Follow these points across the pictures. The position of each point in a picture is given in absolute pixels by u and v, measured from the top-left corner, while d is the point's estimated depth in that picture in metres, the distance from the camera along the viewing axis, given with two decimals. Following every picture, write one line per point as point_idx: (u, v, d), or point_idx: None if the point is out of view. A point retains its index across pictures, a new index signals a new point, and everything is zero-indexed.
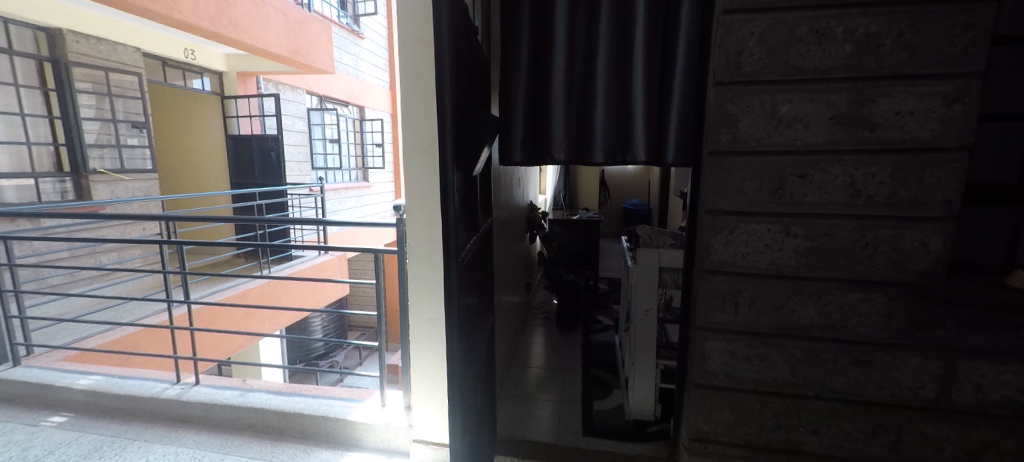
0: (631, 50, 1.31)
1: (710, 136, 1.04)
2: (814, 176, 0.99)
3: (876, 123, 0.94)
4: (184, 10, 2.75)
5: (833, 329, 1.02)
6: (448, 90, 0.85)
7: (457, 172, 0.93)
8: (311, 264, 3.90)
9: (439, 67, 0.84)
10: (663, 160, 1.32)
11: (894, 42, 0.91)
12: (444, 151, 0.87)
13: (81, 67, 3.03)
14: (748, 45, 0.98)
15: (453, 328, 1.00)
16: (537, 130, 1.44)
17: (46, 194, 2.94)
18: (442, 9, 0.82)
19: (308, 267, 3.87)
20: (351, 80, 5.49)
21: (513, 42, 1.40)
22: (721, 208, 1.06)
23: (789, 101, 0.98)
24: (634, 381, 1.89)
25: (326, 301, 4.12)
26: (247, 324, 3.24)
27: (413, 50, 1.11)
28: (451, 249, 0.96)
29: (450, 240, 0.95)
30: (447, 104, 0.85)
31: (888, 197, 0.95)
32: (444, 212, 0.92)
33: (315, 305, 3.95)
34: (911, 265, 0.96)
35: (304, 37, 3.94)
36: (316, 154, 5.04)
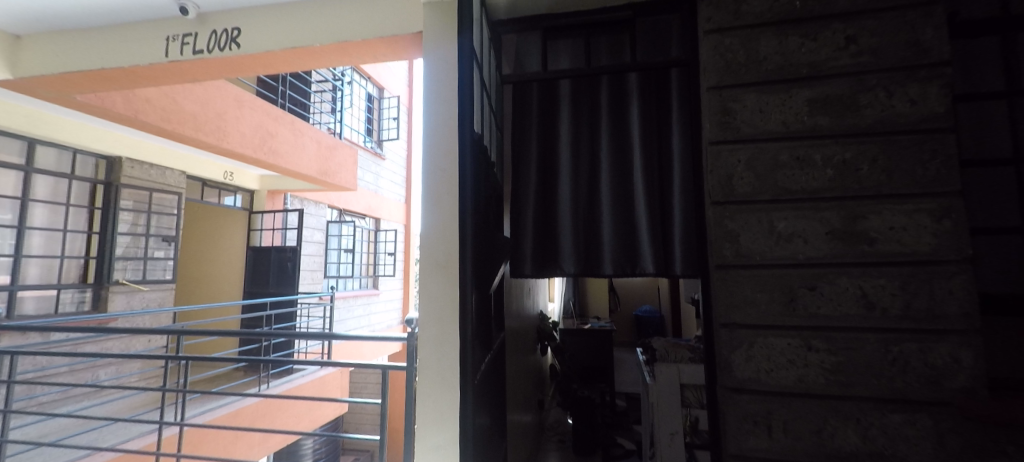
0: (631, 172, 1.45)
1: (714, 250, 1.09)
2: (824, 288, 1.00)
3: (873, 238, 0.99)
4: (233, 140, 3.14)
5: (882, 456, 0.93)
6: (470, 213, 0.93)
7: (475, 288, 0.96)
8: (308, 378, 3.72)
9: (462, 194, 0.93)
10: (671, 271, 1.36)
11: (870, 167, 1.01)
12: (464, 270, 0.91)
13: (130, 188, 3.34)
14: (737, 170, 1.09)
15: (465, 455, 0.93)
16: (547, 243, 1.51)
17: (63, 304, 2.99)
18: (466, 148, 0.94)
19: (308, 381, 3.69)
20: (370, 195, 5.92)
21: (522, 166, 1.55)
22: (735, 321, 1.05)
23: (785, 218, 1.05)
24: None
25: (322, 421, 3.82)
26: (236, 449, 2.97)
27: (435, 177, 1.24)
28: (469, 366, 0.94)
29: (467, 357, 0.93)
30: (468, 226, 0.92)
31: (903, 308, 0.95)
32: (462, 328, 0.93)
33: (307, 426, 3.66)
34: (948, 382, 0.91)
35: (333, 160, 4.39)
36: (330, 263, 5.20)
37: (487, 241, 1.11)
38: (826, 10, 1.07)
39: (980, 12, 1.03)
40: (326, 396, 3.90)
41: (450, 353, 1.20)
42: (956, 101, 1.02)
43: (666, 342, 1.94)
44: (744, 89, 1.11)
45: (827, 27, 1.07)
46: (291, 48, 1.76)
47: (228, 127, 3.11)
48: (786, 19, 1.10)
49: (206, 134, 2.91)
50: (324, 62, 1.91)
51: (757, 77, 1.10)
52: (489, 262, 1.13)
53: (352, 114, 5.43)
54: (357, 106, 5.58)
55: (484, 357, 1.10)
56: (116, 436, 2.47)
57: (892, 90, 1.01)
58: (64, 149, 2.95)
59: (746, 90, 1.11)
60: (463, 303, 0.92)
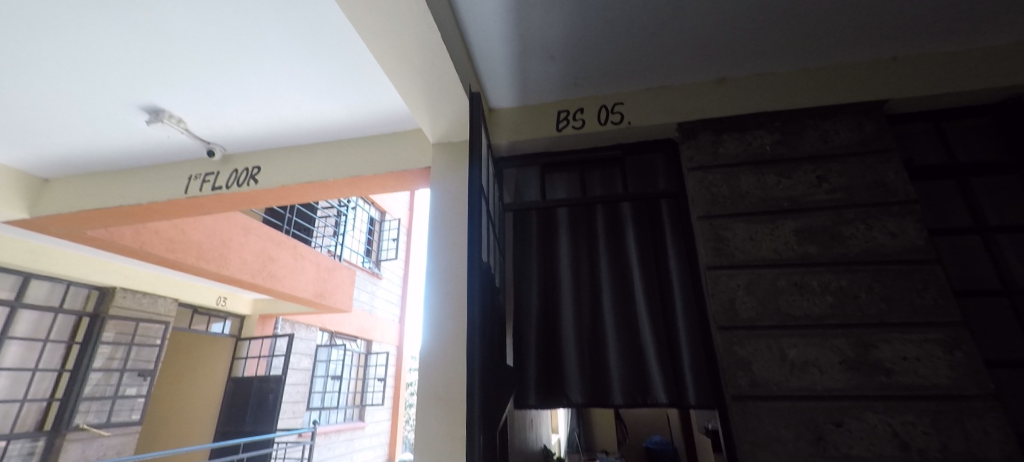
0: (633, 295, 1.48)
1: (728, 377, 1.06)
2: (851, 424, 0.96)
3: (889, 368, 0.98)
4: (233, 266, 3.19)
5: None
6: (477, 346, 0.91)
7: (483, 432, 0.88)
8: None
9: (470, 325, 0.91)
10: (684, 401, 1.30)
11: (868, 294, 1.06)
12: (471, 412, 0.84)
13: (117, 319, 3.27)
14: (738, 295, 1.14)
15: None
16: (552, 372, 1.45)
17: (8, 459, 2.62)
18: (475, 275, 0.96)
19: None
20: (364, 315, 5.80)
21: (525, 291, 1.58)
22: (763, 461, 0.97)
23: (795, 345, 1.05)
24: None
25: None
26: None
27: (440, 306, 1.26)
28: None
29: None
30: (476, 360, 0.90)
31: (942, 450, 0.90)
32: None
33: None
34: None
35: (330, 281, 4.40)
36: (314, 392, 4.83)
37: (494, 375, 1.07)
38: (796, 154, 1.25)
39: (933, 160, 1.23)
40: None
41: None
42: (933, 235, 1.14)
43: None
44: (733, 219, 1.22)
45: (799, 168, 1.23)
46: (303, 182, 1.93)
47: (230, 253, 3.19)
48: (761, 160, 1.27)
49: (207, 260, 2.97)
50: (333, 194, 2.07)
51: (741, 209, 1.23)
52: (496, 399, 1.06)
53: (353, 236, 5.65)
54: (358, 229, 5.84)
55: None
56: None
57: (870, 222, 1.12)
58: (59, 282, 2.98)
59: (734, 220, 1.22)
60: (469, 452, 0.84)
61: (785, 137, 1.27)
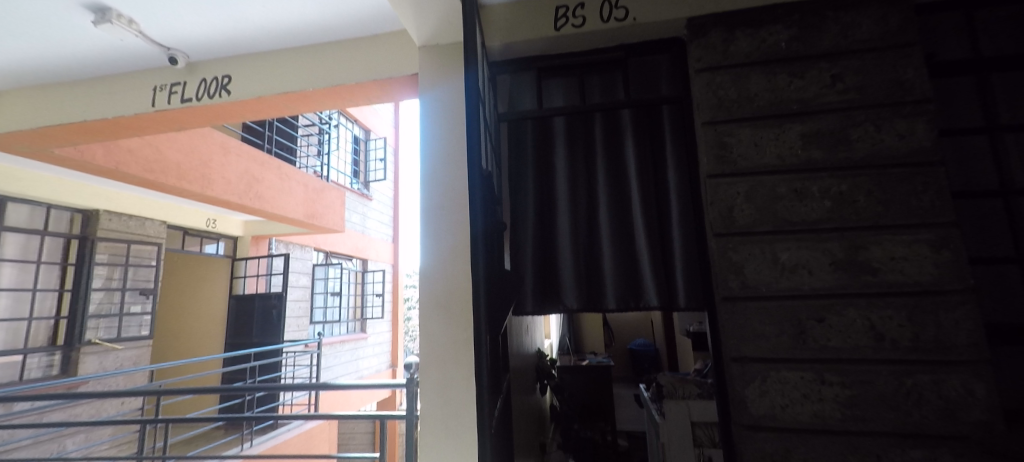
0: (630, 206, 1.47)
1: (720, 281, 1.10)
2: (832, 319, 1.02)
3: (876, 268, 1.02)
4: (217, 187, 3.10)
5: None
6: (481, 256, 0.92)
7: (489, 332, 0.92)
8: (293, 431, 3.51)
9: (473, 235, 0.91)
10: (675, 304, 1.36)
11: (867, 198, 1.05)
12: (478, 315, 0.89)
13: (107, 241, 3.23)
14: (737, 202, 1.13)
15: None
16: (548, 280, 1.49)
17: (29, 371, 2.77)
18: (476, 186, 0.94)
19: (293, 436, 3.47)
20: (358, 236, 5.85)
21: (520, 204, 1.56)
22: (746, 354, 1.05)
23: (788, 249, 1.08)
24: None
25: None
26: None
27: (433, 215, 1.23)
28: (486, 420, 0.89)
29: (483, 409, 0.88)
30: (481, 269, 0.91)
31: (913, 339, 0.97)
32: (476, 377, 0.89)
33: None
34: (964, 415, 0.91)
35: (319, 202, 4.34)
36: (316, 308, 5.04)
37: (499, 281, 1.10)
38: (812, 51, 1.15)
39: (955, 54, 1.14)
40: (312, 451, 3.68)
41: (451, 403, 1.14)
42: (942, 136, 1.10)
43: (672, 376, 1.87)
44: (739, 124, 1.17)
45: (813, 66, 1.14)
46: (280, 93, 1.78)
47: (212, 174, 3.07)
48: (774, 58, 1.17)
49: (190, 182, 2.87)
50: (315, 106, 1.93)
51: (749, 114, 1.16)
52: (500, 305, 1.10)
53: (339, 157, 5.45)
54: (342, 149, 5.63)
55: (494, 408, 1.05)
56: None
57: (880, 125, 1.08)
58: (38, 205, 2.86)
59: (740, 125, 1.17)
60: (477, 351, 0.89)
61: (801, 32, 1.16)
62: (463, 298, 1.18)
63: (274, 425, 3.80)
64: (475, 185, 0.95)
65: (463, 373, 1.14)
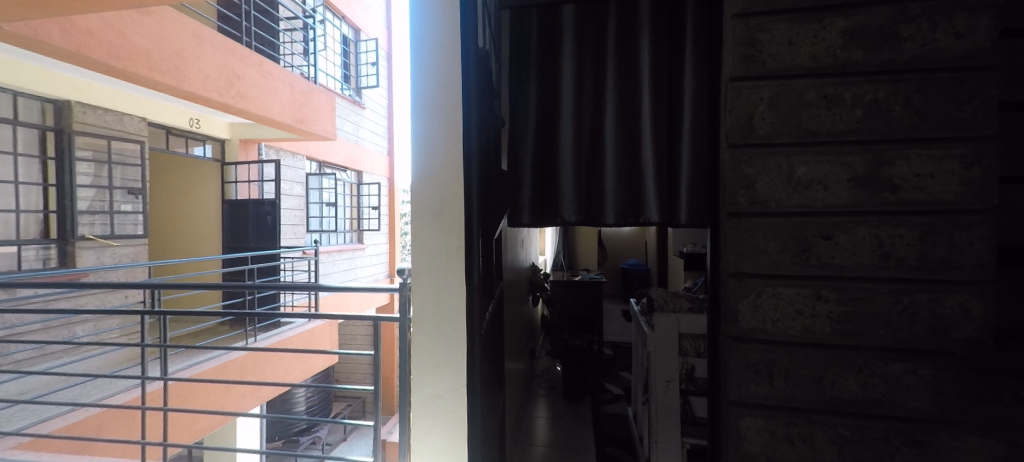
0: (640, 114, 1.35)
1: (728, 196, 1.03)
2: (840, 237, 0.97)
3: (897, 185, 0.94)
4: (195, 82, 2.86)
5: (880, 403, 0.94)
6: (476, 156, 0.95)
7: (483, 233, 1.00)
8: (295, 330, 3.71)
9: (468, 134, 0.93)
10: (675, 220, 1.31)
11: (903, 108, 0.94)
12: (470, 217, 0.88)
13: (85, 136, 3.07)
14: (759, 110, 1.01)
15: None
16: (546, 192, 1.44)
17: (26, 262, 2.80)
18: (473, 82, 0.93)
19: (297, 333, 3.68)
20: (351, 146, 5.64)
21: (520, 109, 1.45)
22: (745, 270, 1.02)
23: (806, 163, 0.99)
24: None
25: (314, 372, 3.86)
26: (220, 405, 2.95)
27: (425, 112, 1.10)
28: (477, 308, 1.00)
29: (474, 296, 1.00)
30: (475, 171, 0.95)
31: (919, 259, 0.93)
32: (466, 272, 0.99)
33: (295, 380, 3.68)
34: (954, 333, 0.91)
35: (308, 106, 4.09)
36: (312, 217, 5.04)
37: (497, 177, 1.13)
38: None
39: None
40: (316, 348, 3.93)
41: (443, 310, 1.12)
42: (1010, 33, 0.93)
43: (665, 292, 1.87)
44: (774, 16, 1.01)
45: None
46: None
47: (188, 67, 2.81)
48: None
49: (163, 74, 2.63)
50: None
51: (788, 4, 1.00)
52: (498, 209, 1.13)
53: (326, 57, 5.02)
54: (331, 48, 5.16)
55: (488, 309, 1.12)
56: (98, 392, 2.43)
57: (937, 20, 0.92)
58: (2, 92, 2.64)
59: (775, 18, 1.01)
60: (469, 251, 0.98)
61: None
62: (457, 205, 1.10)
63: (277, 323, 3.99)
64: (469, 82, 0.92)
65: (454, 280, 1.11)
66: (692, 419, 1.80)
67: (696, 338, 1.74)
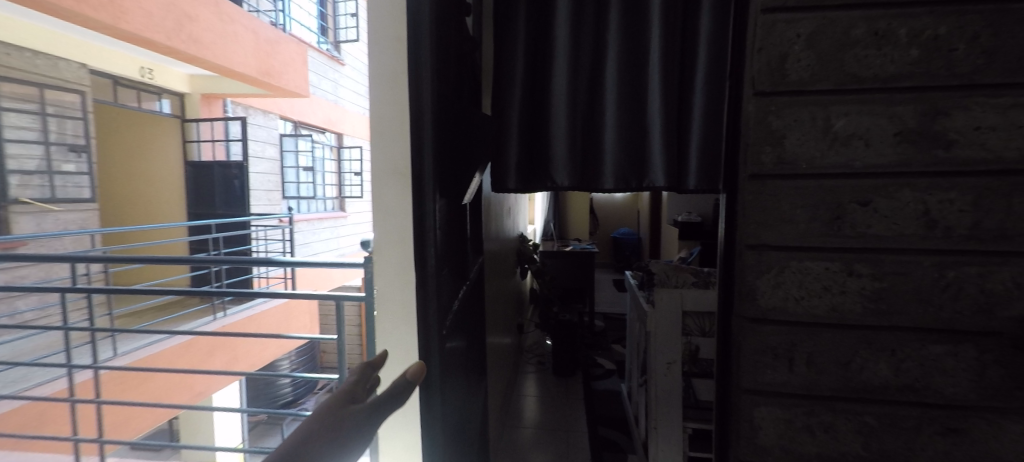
0: (646, 62, 1.17)
1: (751, 155, 0.87)
2: (879, 203, 0.82)
3: (952, 140, 0.79)
4: (136, 21, 2.55)
5: (913, 389, 0.84)
6: (429, 101, 0.76)
7: (439, 200, 0.82)
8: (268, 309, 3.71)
9: (416, 74, 0.76)
10: (685, 185, 1.19)
11: (968, 46, 0.77)
12: (422, 174, 0.77)
13: (11, 83, 2.84)
14: (794, 50, 0.83)
15: (433, 386, 0.84)
16: (536, 154, 1.29)
17: None
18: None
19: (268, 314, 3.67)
20: (329, 106, 5.30)
21: (506, 58, 1.26)
22: (765, 242, 0.88)
23: (846, 115, 0.83)
24: (658, 452, 1.62)
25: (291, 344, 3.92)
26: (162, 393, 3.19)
27: (378, 74, 1.07)
28: (434, 294, 0.82)
29: (430, 278, 0.82)
30: (427, 119, 0.76)
31: (970, 227, 0.79)
32: (420, 246, 0.81)
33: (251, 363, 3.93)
34: (1003, 310, 0.79)
35: (275, 57, 3.76)
36: (288, 183, 4.78)
37: (460, 131, 0.95)
38: None
39: None
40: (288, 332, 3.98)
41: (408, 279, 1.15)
42: None
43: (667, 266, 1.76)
44: None
45: None
46: None
47: (126, 3, 2.48)
48: None
49: (96, 11, 2.30)
50: None
51: None
52: (462, 176, 1.00)
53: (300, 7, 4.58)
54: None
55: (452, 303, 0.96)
56: (20, 383, 2.53)
57: None
58: None
59: None
60: (422, 222, 0.79)
61: None
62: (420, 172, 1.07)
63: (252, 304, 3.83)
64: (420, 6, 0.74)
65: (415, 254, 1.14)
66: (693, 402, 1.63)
67: (700, 315, 1.59)
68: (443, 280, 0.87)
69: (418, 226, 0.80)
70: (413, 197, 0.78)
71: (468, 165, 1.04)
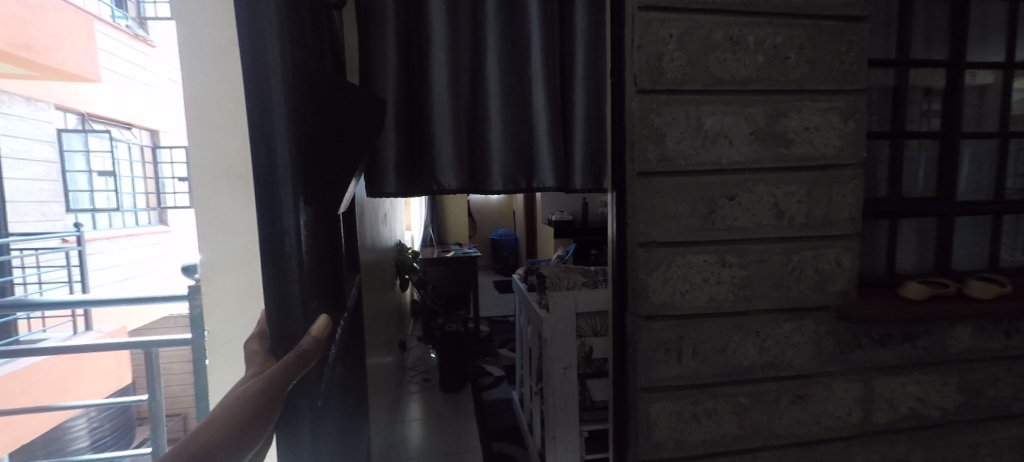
0: (528, 54, 1.11)
1: (636, 152, 0.86)
2: (742, 197, 0.89)
3: (790, 139, 0.89)
4: None
5: (772, 366, 0.93)
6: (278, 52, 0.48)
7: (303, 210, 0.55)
8: (33, 364, 2.71)
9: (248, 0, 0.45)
10: (571, 185, 1.17)
11: (797, 56, 0.88)
12: (278, 168, 0.49)
13: None
14: (668, 49, 0.84)
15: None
16: (414, 152, 1.13)
17: None
18: None
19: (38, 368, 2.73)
20: (136, 96, 4.02)
21: (371, 36, 1.06)
22: (655, 239, 0.88)
23: (712, 114, 0.87)
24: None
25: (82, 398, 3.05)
26: None
27: (194, 45, 0.88)
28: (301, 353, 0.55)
29: (291, 327, 0.54)
30: (275, 82, 0.48)
31: (806, 216, 0.91)
32: (275, 278, 0.52)
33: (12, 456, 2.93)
34: (830, 286, 0.92)
35: (35, 26, 2.79)
36: (75, 192, 3.44)
37: (338, 110, 0.68)
38: None
39: None
40: (74, 395, 2.98)
41: (257, 308, 0.94)
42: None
43: (558, 268, 1.89)
44: None
45: None
46: None
47: None
48: None
49: None
50: None
51: None
52: (339, 173, 0.72)
53: None
54: None
55: (327, 349, 0.70)
56: None
57: None
58: None
59: None
60: (278, 242, 0.51)
61: None
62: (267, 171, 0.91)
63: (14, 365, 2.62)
64: None
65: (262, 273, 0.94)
66: (589, 404, 1.66)
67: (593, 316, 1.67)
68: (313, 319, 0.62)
69: (268, 253, 0.51)
70: (258, 203, 0.49)
71: (353, 155, 0.75)
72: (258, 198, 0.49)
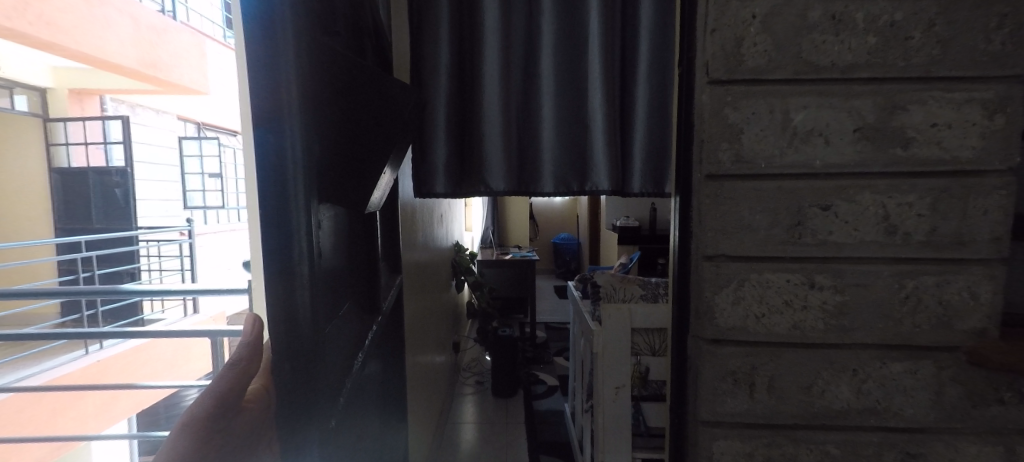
0: (586, 49, 1.05)
1: (705, 152, 0.75)
2: (840, 208, 0.74)
3: (909, 139, 0.73)
4: None
5: (875, 412, 0.77)
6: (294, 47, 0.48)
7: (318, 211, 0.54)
8: None
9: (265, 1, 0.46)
10: (628, 189, 1.08)
11: (923, 35, 0.71)
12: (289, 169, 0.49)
13: None
14: (749, 33, 0.73)
15: None
16: (465, 154, 1.12)
17: None
18: None
19: None
20: None
21: (427, 37, 1.07)
22: (723, 252, 0.76)
23: (804, 108, 0.74)
24: None
25: None
26: None
27: None
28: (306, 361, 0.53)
29: (303, 331, 0.53)
30: (287, 78, 0.47)
31: (928, 233, 0.73)
32: (282, 281, 0.51)
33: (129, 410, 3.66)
34: (960, 323, 0.74)
35: (160, 48, 3.41)
36: None
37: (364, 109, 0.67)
38: None
39: None
40: None
41: None
42: None
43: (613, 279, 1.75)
44: None
45: None
46: None
47: None
48: None
49: None
50: None
51: None
52: (366, 172, 0.72)
53: None
54: None
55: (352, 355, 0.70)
56: None
57: None
58: None
59: None
60: (287, 243, 0.50)
61: None
62: None
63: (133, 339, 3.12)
64: None
65: None
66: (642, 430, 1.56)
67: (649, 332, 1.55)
68: (335, 327, 0.62)
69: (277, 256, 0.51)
70: (266, 201, 0.49)
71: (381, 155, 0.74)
72: (263, 196, 0.49)
